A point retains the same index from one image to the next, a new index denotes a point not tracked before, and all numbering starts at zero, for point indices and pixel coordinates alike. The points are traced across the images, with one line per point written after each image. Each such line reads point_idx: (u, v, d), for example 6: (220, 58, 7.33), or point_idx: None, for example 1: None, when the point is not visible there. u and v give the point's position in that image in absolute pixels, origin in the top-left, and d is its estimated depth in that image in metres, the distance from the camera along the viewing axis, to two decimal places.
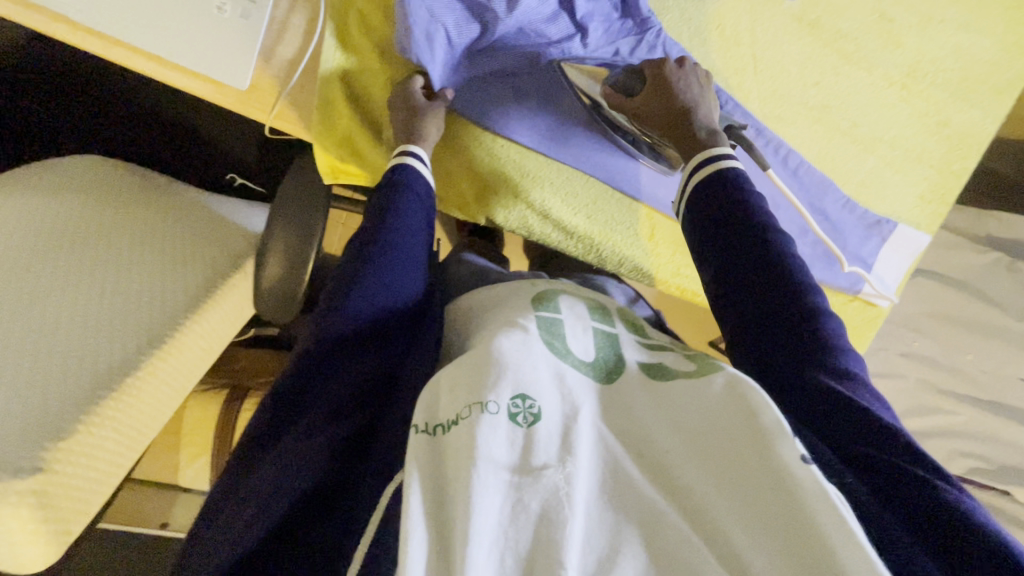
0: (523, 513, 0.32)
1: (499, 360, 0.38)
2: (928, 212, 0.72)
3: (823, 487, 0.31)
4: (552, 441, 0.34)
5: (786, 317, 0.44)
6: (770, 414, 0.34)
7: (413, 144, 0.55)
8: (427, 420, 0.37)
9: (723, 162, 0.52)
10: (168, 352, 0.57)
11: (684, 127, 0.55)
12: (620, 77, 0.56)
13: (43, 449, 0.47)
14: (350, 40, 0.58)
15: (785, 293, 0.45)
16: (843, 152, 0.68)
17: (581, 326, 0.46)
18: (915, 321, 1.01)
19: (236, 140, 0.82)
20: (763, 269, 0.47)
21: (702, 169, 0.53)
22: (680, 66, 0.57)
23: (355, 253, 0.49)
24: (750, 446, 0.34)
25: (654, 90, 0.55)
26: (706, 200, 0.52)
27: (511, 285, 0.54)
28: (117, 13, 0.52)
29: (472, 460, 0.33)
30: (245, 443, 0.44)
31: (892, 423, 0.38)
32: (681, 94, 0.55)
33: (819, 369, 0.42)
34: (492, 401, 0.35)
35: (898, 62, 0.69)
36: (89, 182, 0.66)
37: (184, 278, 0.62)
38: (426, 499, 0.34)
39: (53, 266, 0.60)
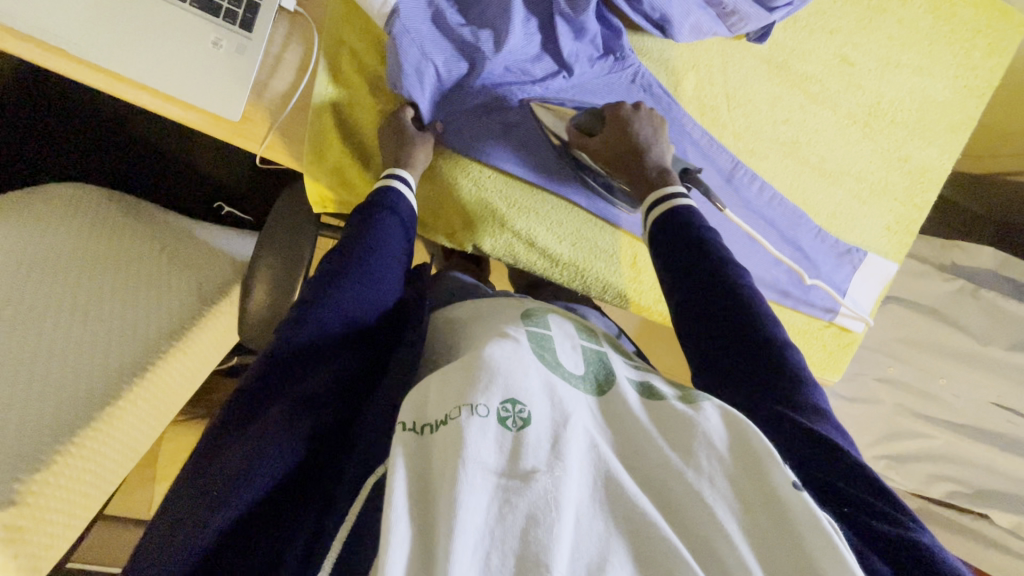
0: (510, 514, 0.32)
1: (489, 364, 0.38)
2: (894, 241, 0.76)
3: (813, 511, 0.33)
4: (541, 446, 0.35)
5: (753, 354, 0.47)
6: (758, 439, 0.36)
7: (399, 168, 0.56)
8: (416, 419, 0.37)
9: (676, 200, 0.55)
10: (149, 381, 0.56)
11: (638, 167, 0.59)
12: (582, 114, 0.59)
13: (17, 481, 0.46)
14: (341, 75, 0.61)
15: (743, 336, 0.48)
16: (813, 186, 0.72)
17: (570, 343, 0.47)
18: (890, 347, 1.04)
19: (226, 171, 0.83)
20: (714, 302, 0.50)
21: (657, 207, 0.55)
22: (636, 110, 0.60)
23: (341, 264, 0.49)
24: (743, 466, 0.36)
25: (612, 130, 0.58)
26: (670, 231, 0.54)
27: (493, 301, 0.55)
28: (117, 48, 0.54)
29: (460, 460, 0.33)
30: (213, 436, 0.42)
31: (858, 463, 0.41)
32: (636, 132, 0.58)
33: (783, 405, 0.44)
34: (482, 404, 0.36)
35: (860, 102, 0.73)
36: (72, 210, 0.65)
37: (169, 305, 0.61)
38: (410, 498, 0.33)
39: (33, 293, 0.58)
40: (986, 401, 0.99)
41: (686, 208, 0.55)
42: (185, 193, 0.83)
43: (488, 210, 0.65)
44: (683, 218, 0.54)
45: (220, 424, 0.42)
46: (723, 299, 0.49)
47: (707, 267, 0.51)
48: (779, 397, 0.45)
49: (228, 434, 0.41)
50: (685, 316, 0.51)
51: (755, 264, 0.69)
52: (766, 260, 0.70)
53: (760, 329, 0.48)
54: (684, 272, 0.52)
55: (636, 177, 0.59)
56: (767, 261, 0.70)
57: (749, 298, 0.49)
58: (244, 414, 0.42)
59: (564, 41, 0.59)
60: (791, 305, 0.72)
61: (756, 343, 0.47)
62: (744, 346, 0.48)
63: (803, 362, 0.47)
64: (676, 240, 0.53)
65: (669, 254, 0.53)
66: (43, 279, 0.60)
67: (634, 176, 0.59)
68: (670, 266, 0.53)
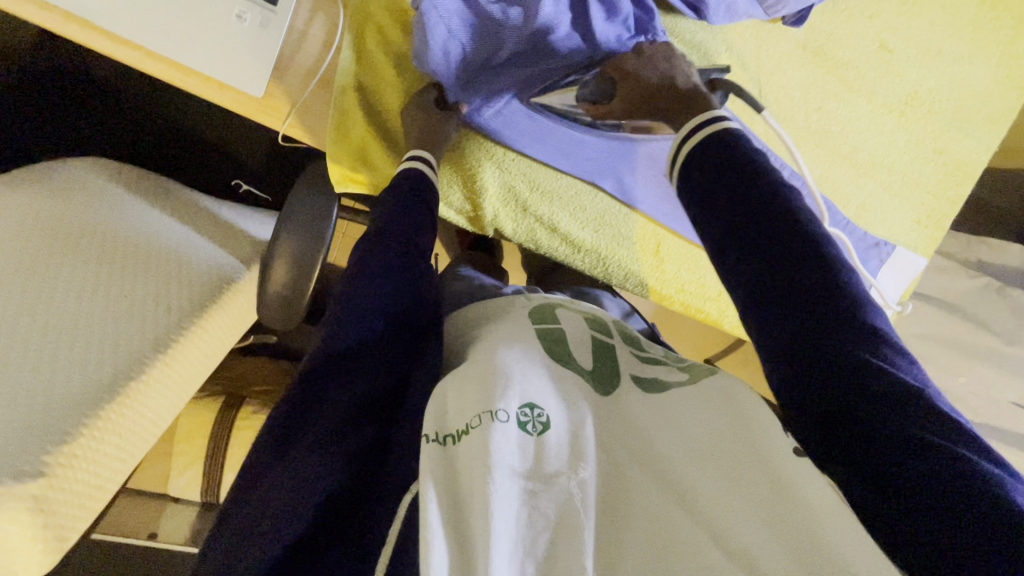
0: (538, 520, 0.32)
1: (503, 369, 0.37)
2: (924, 236, 0.74)
3: (818, 479, 0.32)
4: (562, 450, 0.35)
5: (807, 277, 0.41)
6: (763, 419, 0.36)
7: (421, 149, 0.56)
8: (438, 429, 0.35)
9: (721, 123, 0.49)
10: (172, 357, 0.57)
11: (674, 98, 0.55)
12: (586, 86, 0.56)
13: (45, 453, 0.46)
14: (366, 52, 0.59)
15: (797, 255, 0.42)
16: (844, 177, 0.70)
17: (580, 336, 0.46)
18: (911, 344, 1.01)
19: (243, 147, 0.83)
20: (760, 215, 0.44)
21: (696, 133, 0.49)
22: (639, 54, 0.57)
23: (364, 258, 0.47)
24: (742, 447, 0.35)
25: (625, 84, 0.56)
26: (713, 164, 0.47)
27: (505, 300, 0.54)
28: (140, 17, 0.53)
29: (487, 469, 0.32)
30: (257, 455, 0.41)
31: (924, 396, 0.36)
32: (652, 75, 0.55)
33: (853, 344, 0.38)
34: (502, 409, 0.34)
35: (897, 91, 0.71)
36: (93, 184, 0.65)
37: (189, 281, 0.61)
38: (442, 507, 0.32)
39: (54, 265, 0.58)
40: (1008, 401, 0.99)
41: (733, 131, 0.48)
42: (202, 169, 0.83)
43: (512, 196, 0.65)
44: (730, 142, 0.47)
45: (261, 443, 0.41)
46: (778, 224, 0.43)
47: (760, 191, 0.44)
48: (835, 323, 0.39)
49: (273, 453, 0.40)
50: (730, 243, 0.44)
51: None
52: None
53: (823, 257, 0.41)
54: (731, 195, 0.45)
55: (672, 113, 0.55)
56: None
57: (809, 221, 0.43)
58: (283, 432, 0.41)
59: (596, 20, 0.55)
60: None
61: (813, 257, 0.41)
62: (807, 280, 0.41)
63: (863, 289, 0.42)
64: (715, 168, 0.47)
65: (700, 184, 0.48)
66: (64, 250, 0.59)
67: (670, 114, 0.56)
68: (706, 194, 0.47)
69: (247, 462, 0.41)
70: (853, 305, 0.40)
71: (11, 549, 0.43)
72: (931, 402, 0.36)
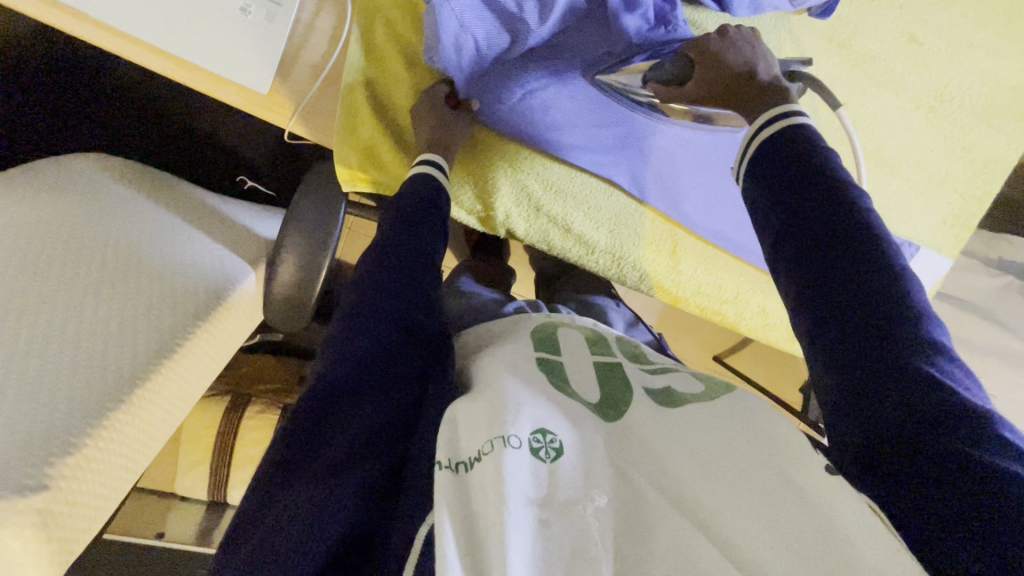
0: (556, 553, 0.30)
1: (512, 393, 0.36)
2: (950, 236, 0.72)
3: (858, 502, 0.31)
4: (576, 477, 0.33)
5: (864, 276, 0.40)
6: (789, 441, 0.35)
7: (433, 153, 0.55)
8: (450, 455, 0.33)
9: (796, 119, 0.48)
10: (178, 361, 0.56)
11: (750, 89, 0.53)
12: (665, 65, 0.52)
13: (49, 465, 0.44)
14: (375, 46, 0.57)
15: (857, 255, 0.41)
16: (867, 174, 0.67)
17: (583, 358, 0.44)
18: None
19: (249, 142, 0.81)
20: (822, 209, 0.43)
21: (775, 122, 0.48)
22: (723, 35, 0.53)
23: (376, 268, 0.46)
24: (768, 473, 0.33)
25: (709, 67, 0.52)
26: (774, 155, 0.47)
27: (508, 319, 0.52)
28: (142, 11, 0.51)
29: (502, 498, 0.30)
30: (263, 479, 0.37)
31: (981, 412, 0.34)
32: (736, 62, 0.52)
33: (913, 351, 0.37)
34: (514, 435, 0.33)
35: (927, 86, 0.68)
36: (95, 185, 0.64)
37: (193, 285, 0.59)
38: (457, 538, 0.30)
39: (54, 267, 0.57)
40: None
41: (807, 128, 0.47)
42: (206, 164, 0.81)
43: (524, 195, 0.63)
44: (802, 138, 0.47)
45: (266, 466, 0.38)
46: (834, 220, 0.43)
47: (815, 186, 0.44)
48: (890, 326, 0.38)
49: (282, 476, 0.37)
50: (785, 238, 0.44)
51: None
52: None
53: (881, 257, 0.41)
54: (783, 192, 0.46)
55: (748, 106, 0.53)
56: None
57: (872, 223, 0.42)
58: (293, 455, 0.38)
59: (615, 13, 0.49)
60: None
61: (872, 257, 0.41)
62: (861, 278, 0.40)
63: (923, 295, 0.40)
64: (766, 162, 0.48)
65: (760, 174, 0.48)
66: (67, 252, 0.58)
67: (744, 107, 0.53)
68: (763, 182, 0.47)
69: (252, 487, 0.38)
70: (908, 308, 0.38)
71: (15, 563, 0.42)
72: (988, 420, 0.34)
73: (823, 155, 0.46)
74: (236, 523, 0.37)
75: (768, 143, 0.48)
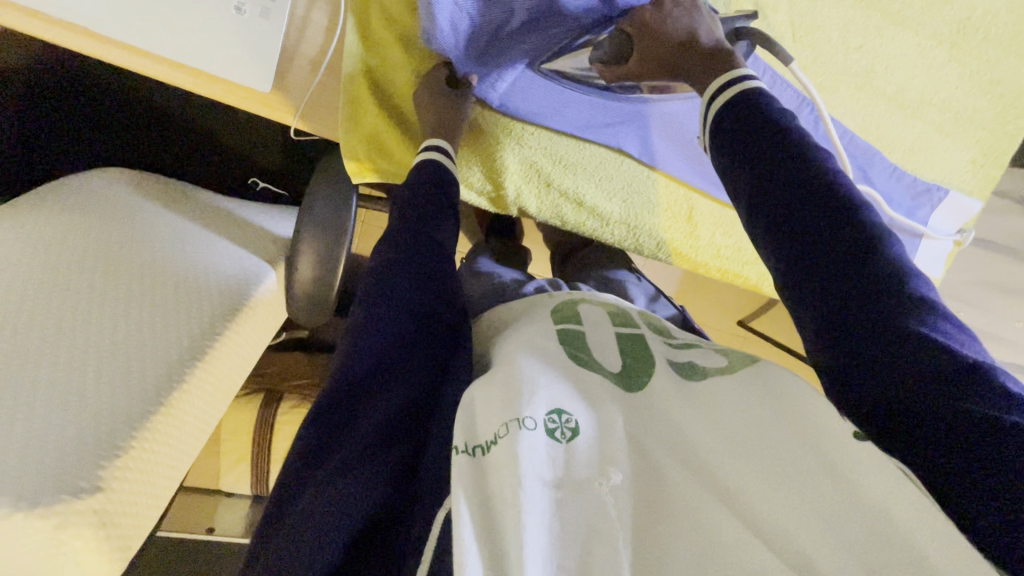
0: (572, 533, 0.30)
1: (528, 375, 0.36)
2: (980, 176, 0.70)
3: (886, 464, 0.31)
4: (593, 456, 0.33)
5: (845, 237, 0.40)
6: (823, 408, 0.33)
7: (439, 138, 0.55)
8: (466, 439, 0.34)
9: (746, 82, 0.48)
10: (209, 364, 0.57)
11: (692, 57, 0.53)
12: (602, 44, 0.54)
13: (101, 468, 0.46)
14: (372, 34, 0.57)
15: (835, 217, 0.40)
16: (889, 120, 0.66)
17: (605, 333, 0.43)
18: (963, 291, 0.98)
19: (258, 145, 0.82)
20: (796, 172, 0.43)
21: (726, 92, 0.48)
22: (660, 5, 0.53)
23: (391, 260, 0.46)
24: (789, 435, 0.33)
25: (642, 40, 0.54)
26: (731, 121, 0.47)
27: (530, 298, 0.52)
28: (142, 19, 0.52)
29: (517, 478, 0.30)
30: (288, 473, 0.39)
31: (977, 365, 0.34)
32: (674, 31, 0.53)
33: (905, 313, 0.37)
34: (529, 417, 0.33)
35: (948, 20, 0.65)
36: (115, 199, 0.66)
37: (218, 287, 0.61)
38: (475, 521, 0.30)
39: (84, 279, 0.58)
40: None
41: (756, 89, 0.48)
42: (216, 168, 0.82)
43: (534, 172, 0.63)
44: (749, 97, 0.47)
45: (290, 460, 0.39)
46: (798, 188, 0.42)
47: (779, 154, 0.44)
48: (880, 289, 0.38)
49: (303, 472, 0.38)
50: (763, 203, 0.43)
51: None
52: None
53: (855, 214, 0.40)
54: (754, 158, 0.45)
55: (693, 74, 0.53)
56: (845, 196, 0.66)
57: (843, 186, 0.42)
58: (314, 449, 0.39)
59: None
60: None
61: (847, 221, 0.40)
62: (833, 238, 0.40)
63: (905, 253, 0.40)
64: (733, 126, 0.47)
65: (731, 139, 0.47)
66: (94, 264, 0.60)
67: (687, 74, 0.53)
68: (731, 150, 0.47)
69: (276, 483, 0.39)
70: (893, 270, 0.38)
71: (81, 561, 0.44)
72: (984, 372, 0.34)
73: (794, 122, 0.45)
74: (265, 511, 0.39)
75: (723, 109, 0.48)
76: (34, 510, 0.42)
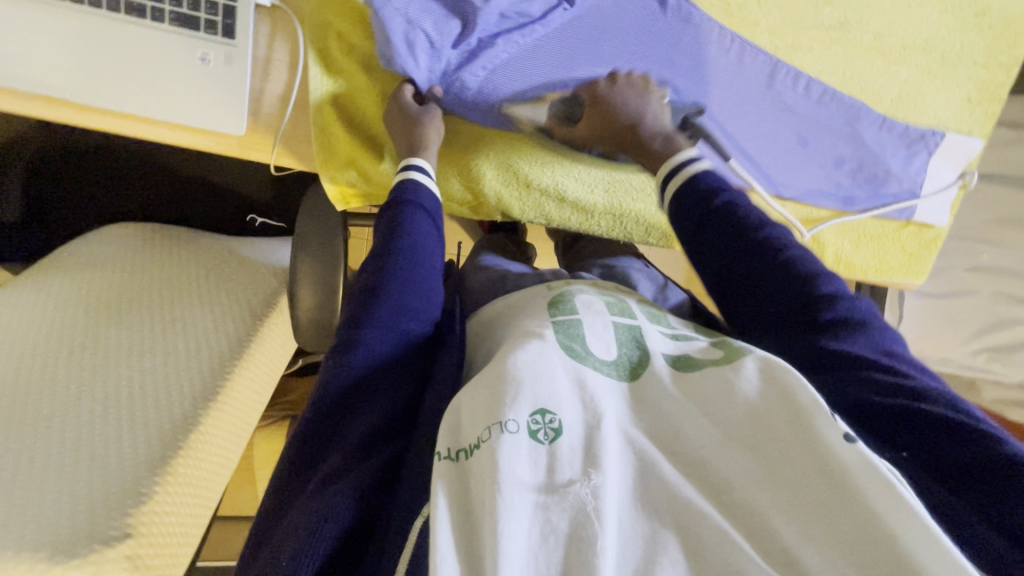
0: (551, 535, 0.30)
1: (514, 375, 0.35)
2: (978, 114, 0.67)
3: (874, 464, 0.29)
4: (576, 456, 0.32)
5: (797, 299, 0.46)
6: (806, 393, 0.33)
7: (416, 157, 0.55)
8: (450, 445, 0.34)
9: (691, 169, 0.54)
10: (222, 402, 0.60)
11: (639, 137, 0.59)
12: (557, 108, 0.59)
13: (129, 515, 0.49)
14: (334, 63, 0.57)
15: (785, 281, 0.47)
16: (871, 70, 0.64)
17: (601, 322, 0.42)
18: (982, 231, 0.95)
19: (252, 183, 0.85)
20: (742, 250, 0.49)
21: (672, 181, 0.55)
22: (614, 83, 0.58)
23: (372, 279, 0.47)
24: (783, 427, 0.33)
25: (596, 111, 0.58)
26: (688, 202, 0.53)
27: (527, 291, 0.51)
28: (114, 84, 0.54)
29: (496, 484, 0.30)
30: (280, 489, 0.41)
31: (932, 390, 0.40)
32: (623, 110, 0.58)
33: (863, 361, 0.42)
34: (512, 420, 0.32)
35: None
36: (122, 255, 0.69)
37: (226, 327, 0.65)
38: (456, 535, 0.30)
39: (99, 335, 0.61)
40: None
41: (698, 175, 0.54)
42: (216, 211, 0.85)
43: (513, 176, 0.63)
44: (702, 179, 0.53)
45: (282, 478, 0.42)
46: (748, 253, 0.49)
47: (732, 220, 0.50)
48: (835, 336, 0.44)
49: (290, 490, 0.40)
50: (721, 282, 0.50)
51: (814, 163, 0.66)
52: (829, 158, 0.66)
53: (802, 281, 0.47)
54: (709, 242, 0.51)
55: (639, 152, 0.59)
56: (832, 158, 0.66)
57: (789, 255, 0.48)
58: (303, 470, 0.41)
59: None
60: (860, 204, 0.69)
61: (796, 283, 0.47)
62: (783, 294, 0.47)
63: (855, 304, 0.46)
64: (694, 205, 0.52)
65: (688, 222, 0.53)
66: (107, 320, 0.62)
67: (635, 151, 0.60)
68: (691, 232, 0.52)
69: (269, 498, 0.42)
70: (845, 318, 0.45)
71: None
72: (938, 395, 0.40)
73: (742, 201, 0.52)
74: (259, 526, 0.41)
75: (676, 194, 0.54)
76: (71, 562, 0.44)
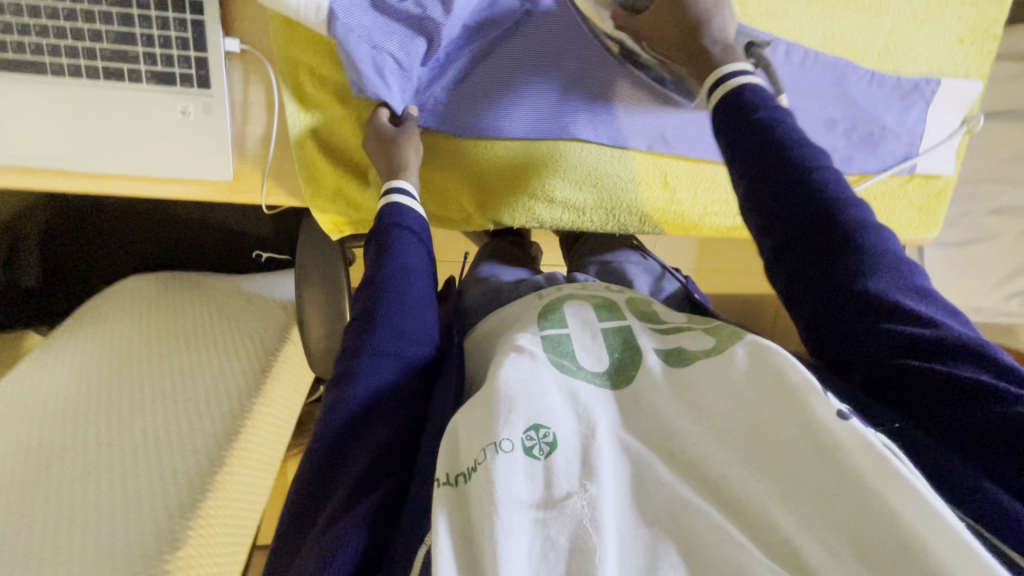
0: (552, 551, 0.30)
1: (505, 392, 0.35)
2: (973, 54, 0.64)
3: (869, 439, 0.29)
4: (573, 467, 0.32)
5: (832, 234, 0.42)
6: (797, 371, 0.33)
7: (397, 178, 0.55)
8: (449, 470, 0.35)
9: (743, 80, 0.49)
10: (244, 442, 0.62)
11: (693, 42, 0.53)
12: None
13: (165, 560, 0.51)
14: (308, 98, 0.58)
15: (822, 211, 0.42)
16: (852, 25, 0.61)
17: (589, 334, 0.42)
18: (998, 171, 0.90)
19: (252, 221, 0.88)
20: (783, 172, 0.44)
21: (716, 90, 0.50)
22: None
23: (366, 307, 0.48)
24: (778, 412, 0.32)
25: (661, 1, 0.54)
26: (725, 119, 0.48)
27: (520, 301, 0.51)
28: (104, 149, 0.56)
29: (494, 504, 0.31)
30: (290, 524, 0.42)
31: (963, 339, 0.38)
32: (692, 5, 0.53)
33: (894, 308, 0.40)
34: (506, 438, 0.33)
35: None
36: (135, 306, 0.71)
37: (240, 367, 0.67)
38: (460, 561, 0.31)
39: (121, 386, 0.63)
40: None
41: (745, 88, 0.48)
42: (221, 251, 0.88)
43: (497, 185, 0.63)
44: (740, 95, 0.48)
45: (292, 513, 0.42)
46: (786, 173, 0.44)
47: (772, 134, 0.45)
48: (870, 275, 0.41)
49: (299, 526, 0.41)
50: (752, 201, 0.45)
51: (811, 128, 0.63)
52: (823, 120, 0.63)
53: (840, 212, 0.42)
54: (754, 155, 0.45)
55: (691, 54, 0.53)
56: (825, 120, 0.63)
57: (827, 180, 0.43)
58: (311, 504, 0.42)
59: None
60: (857, 167, 0.66)
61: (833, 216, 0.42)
62: (815, 228, 0.43)
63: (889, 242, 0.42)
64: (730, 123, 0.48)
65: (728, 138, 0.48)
66: (127, 371, 0.65)
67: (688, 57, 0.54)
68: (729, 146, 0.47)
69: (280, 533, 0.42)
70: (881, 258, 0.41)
71: None
72: (968, 344, 0.38)
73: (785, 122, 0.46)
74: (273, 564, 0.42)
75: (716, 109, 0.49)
76: None
